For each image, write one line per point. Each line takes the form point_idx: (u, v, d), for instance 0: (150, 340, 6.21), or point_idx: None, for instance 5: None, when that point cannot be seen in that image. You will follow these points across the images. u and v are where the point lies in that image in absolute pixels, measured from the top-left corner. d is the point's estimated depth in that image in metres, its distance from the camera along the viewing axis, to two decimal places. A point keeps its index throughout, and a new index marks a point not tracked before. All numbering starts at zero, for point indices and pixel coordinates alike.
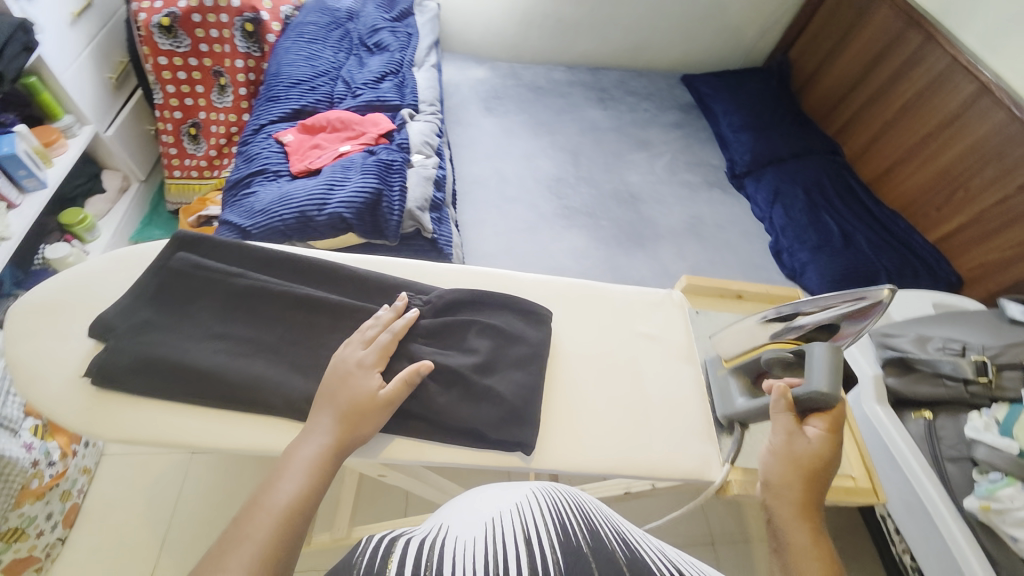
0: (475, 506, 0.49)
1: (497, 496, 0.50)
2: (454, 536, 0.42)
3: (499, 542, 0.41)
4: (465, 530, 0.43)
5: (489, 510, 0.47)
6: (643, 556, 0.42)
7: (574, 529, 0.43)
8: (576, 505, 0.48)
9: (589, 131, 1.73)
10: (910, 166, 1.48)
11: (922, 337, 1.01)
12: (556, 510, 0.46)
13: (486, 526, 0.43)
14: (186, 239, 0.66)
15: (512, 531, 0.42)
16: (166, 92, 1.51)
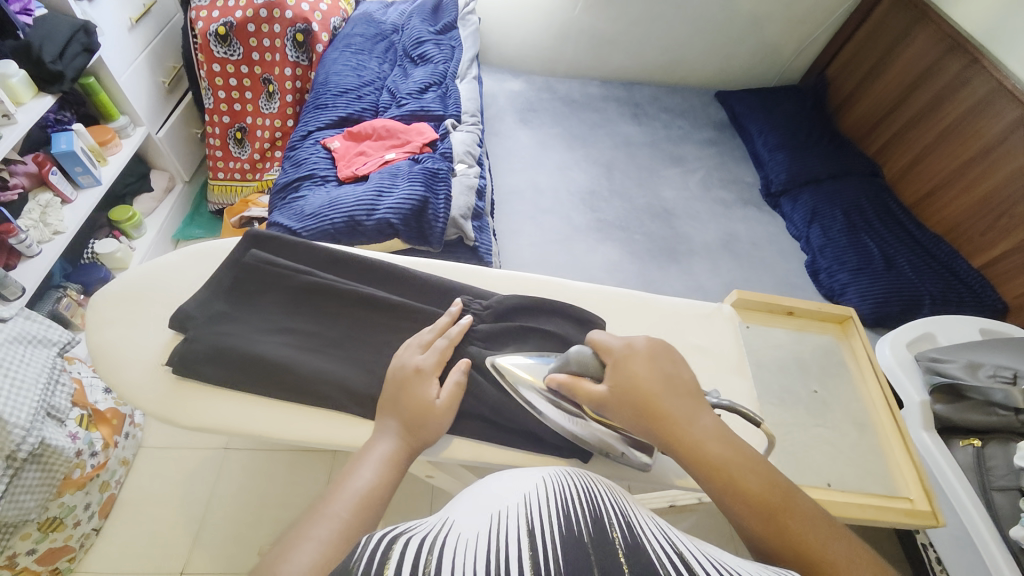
0: (477, 498, 0.45)
1: (500, 485, 0.47)
2: (457, 527, 0.38)
3: (499, 527, 0.37)
4: (467, 523, 0.39)
5: (491, 501, 0.43)
6: (642, 544, 0.39)
7: (577, 521, 0.40)
8: (579, 496, 0.45)
9: (623, 145, 1.74)
10: (952, 192, 1.46)
11: (973, 363, 0.98)
12: (562, 501, 0.43)
13: (488, 516, 0.39)
14: (262, 237, 0.71)
15: (514, 518, 0.39)
16: (216, 97, 1.57)
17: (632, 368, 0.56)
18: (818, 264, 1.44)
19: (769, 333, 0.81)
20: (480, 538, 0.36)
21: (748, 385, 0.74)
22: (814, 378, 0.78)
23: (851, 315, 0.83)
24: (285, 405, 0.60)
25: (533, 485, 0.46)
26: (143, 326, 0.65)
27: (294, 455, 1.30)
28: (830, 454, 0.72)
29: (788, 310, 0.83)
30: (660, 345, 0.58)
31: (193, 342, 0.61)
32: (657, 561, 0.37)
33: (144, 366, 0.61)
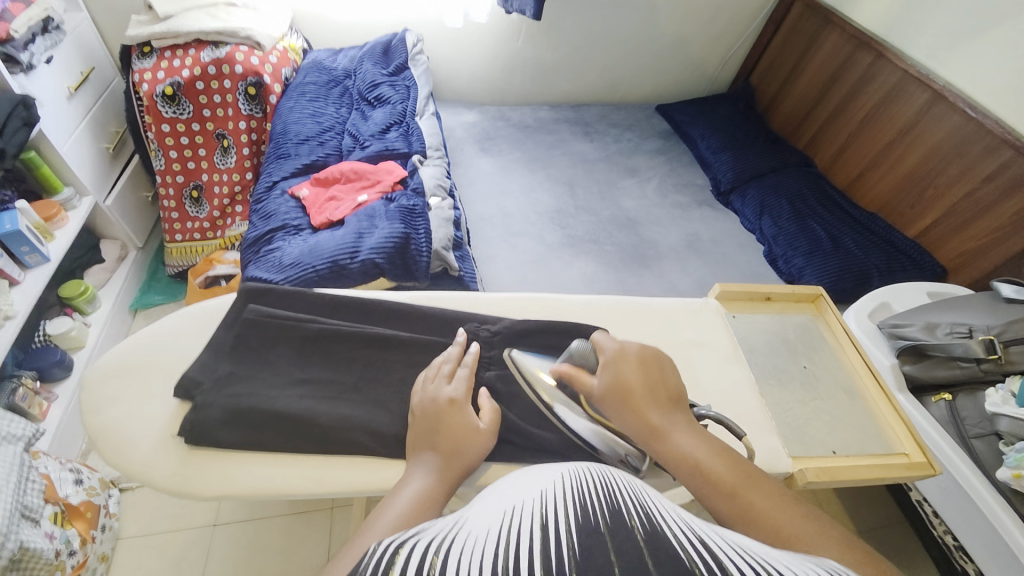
0: (488, 502, 0.39)
1: (510, 491, 0.40)
2: (464, 533, 0.32)
3: (510, 531, 0.30)
4: (477, 532, 0.33)
5: (501, 505, 0.37)
6: (667, 531, 0.32)
7: (594, 513, 0.33)
8: (594, 488, 0.37)
9: (580, 162, 1.82)
10: (880, 171, 1.61)
11: (930, 324, 1.08)
12: (577, 495, 0.36)
13: (499, 519, 0.33)
14: (256, 292, 0.72)
15: (525, 520, 0.32)
16: (168, 157, 1.52)
17: (619, 365, 0.59)
18: (775, 252, 1.54)
19: (753, 319, 0.87)
20: (482, 549, 0.29)
21: (746, 371, 0.78)
22: (802, 355, 0.84)
23: (819, 292, 0.90)
24: (311, 456, 0.61)
25: (545, 485, 0.39)
26: (147, 399, 0.63)
27: (290, 518, 1.22)
28: (831, 424, 0.76)
29: (766, 296, 0.90)
30: (650, 352, 0.61)
31: (204, 409, 0.60)
32: (683, 550, 0.29)
33: (153, 440, 0.60)
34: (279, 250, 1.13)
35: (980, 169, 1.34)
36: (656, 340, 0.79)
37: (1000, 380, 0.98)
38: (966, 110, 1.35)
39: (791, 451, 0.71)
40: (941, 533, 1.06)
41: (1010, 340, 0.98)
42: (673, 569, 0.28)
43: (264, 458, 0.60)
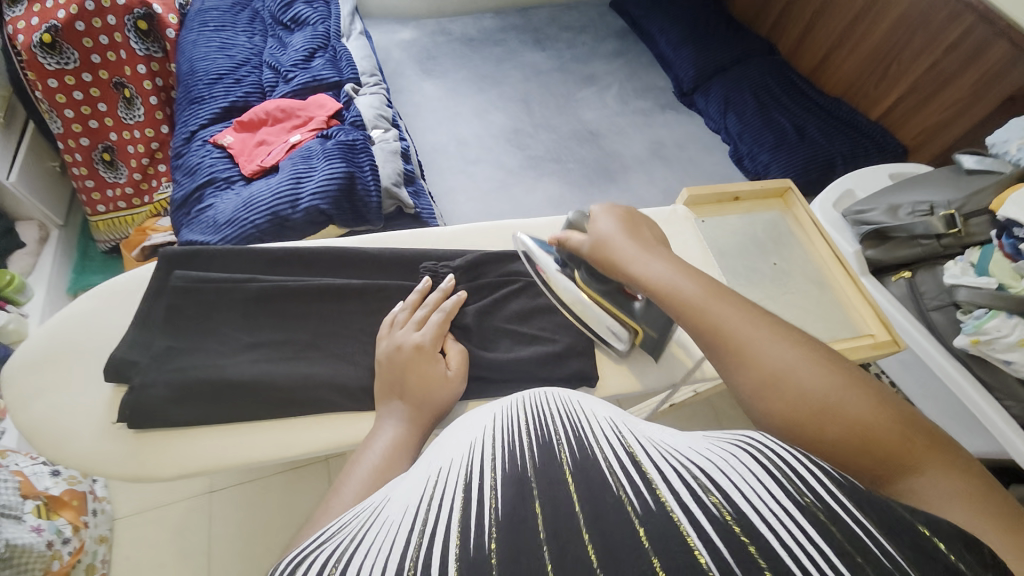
0: (422, 463, 0.36)
1: (446, 444, 0.37)
2: (382, 519, 0.28)
3: (430, 502, 0.28)
4: (402, 499, 0.30)
5: (430, 466, 0.33)
6: (596, 456, 0.29)
7: (521, 455, 0.30)
8: (524, 422, 0.34)
9: (533, 75, 1.68)
10: (845, 50, 1.54)
11: (892, 206, 1.07)
12: (505, 438, 0.32)
13: (422, 488, 0.30)
14: (179, 257, 0.64)
15: (448, 484, 0.29)
16: (64, 118, 1.29)
17: (605, 219, 0.58)
18: (740, 151, 1.50)
19: (723, 221, 0.85)
20: (394, 537, 0.26)
21: (717, 274, 0.77)
22: (772, 253, 0.82)
23: (788, 184, 0.88)
24: (276, 420, 0.58)
25: (478, 430, 0.35)
26: (80, 386, 0.59)
27: (288, 474, 1.22)
28: (801, 316, 0.76)
29: (735, 196, 0.87)
30: (634, 213, 0.60)
31: (144, 388, 0.56)
32: (610, 475, 0.27)
33: (97, 429, 0.56)
34: (212, 208, 1.03)
35: (945, 38, 1.28)
36: None
37: (959, 253, 1.01)
38: None
39: None
40: None
41: (970, 212, 0.99)
42: (597, 500, 0.25)
43: (227, 429, 0.57)
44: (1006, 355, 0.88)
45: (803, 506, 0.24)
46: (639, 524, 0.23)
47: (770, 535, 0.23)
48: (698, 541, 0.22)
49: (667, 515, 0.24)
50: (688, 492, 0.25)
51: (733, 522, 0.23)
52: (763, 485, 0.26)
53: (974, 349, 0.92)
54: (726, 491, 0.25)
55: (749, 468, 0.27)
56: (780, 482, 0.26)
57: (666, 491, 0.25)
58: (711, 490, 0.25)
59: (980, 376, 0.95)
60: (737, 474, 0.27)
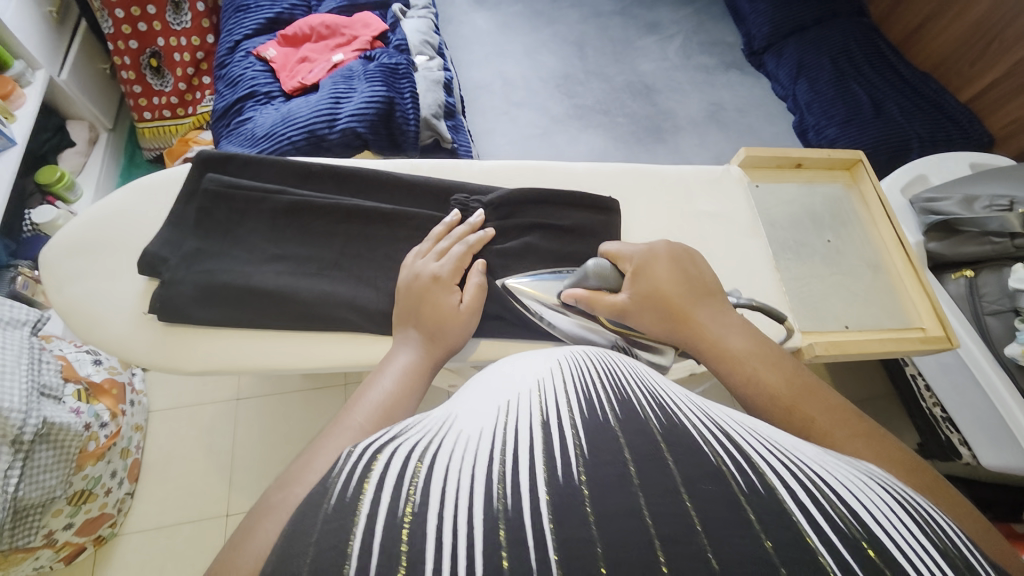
0: (480, 392, 0.36)
1: (507, 376, 0.37)
2: (455, 430, 0.28)
3: (506, 424, 0.27)
4: (470, 418, 0.29)
5: (495, 393, 0.33)
6: (686, 425, 0.27)
7: (601, 406, 0.29)
8: (598, 375, 0.33)
9: (592, 16, 1.56)
10: (944, 20, 1.36)
11: (969, 197, 0.98)
12: (579, 385, 0.31)
13: (493, 408, 0.30)
14: (213, 159, 0.64)
15: (523, 412, 0.28)
16: (115, 18, 1.28)
17: (650, 270, 0.51)
18: (806, 122, 1.38)
19: (778, 189, 0.79)
20: (474, 451, 0.25)
21: (764, 245, 0.72)
22: (827, 229, 0.77)
23: (861, 157, 0.79)
24: (294, 333, 0.59)
25: (543, 369, 0.35)
26: (112, 275, 0.60)
27: (307, 392, 1.28)
28: (847, 299, 0.72)
29: (796, 162, 0.80)
30: (682, 249, 0.53)
31: (173, 285, 0.57)
32: (706, 445, 0.25)
33: (125, 316, 0.59)
34: (251, 122, 1.01)
35: None
36: (667, 210, 0.72)
37: None
38: None
39: (799, 327, 0.68)
40: (930, 405, 1.08)
41: None
42: (699, 469, 0.24)
43: (249, 336, 0.59)
44: None
45: (937, 544, 0.23)
46: (748, 504, 0.22)
47: (899, 554, 0.21)
48: (817, 540, 0.21)
49: (777, 503, 0.22)
50: (802, 489, 0.24)
51: (858, 534, 0.22)
52: (888, 508, 0.24)
53: None
54: (844, 500, 0.24)
55: (870, 489, 0.26)
56: (904, 510, 0.24)
57: (775, 480, 0.24)
58: (827, 495, 0.24)
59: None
60: (853, 488, 0.25)
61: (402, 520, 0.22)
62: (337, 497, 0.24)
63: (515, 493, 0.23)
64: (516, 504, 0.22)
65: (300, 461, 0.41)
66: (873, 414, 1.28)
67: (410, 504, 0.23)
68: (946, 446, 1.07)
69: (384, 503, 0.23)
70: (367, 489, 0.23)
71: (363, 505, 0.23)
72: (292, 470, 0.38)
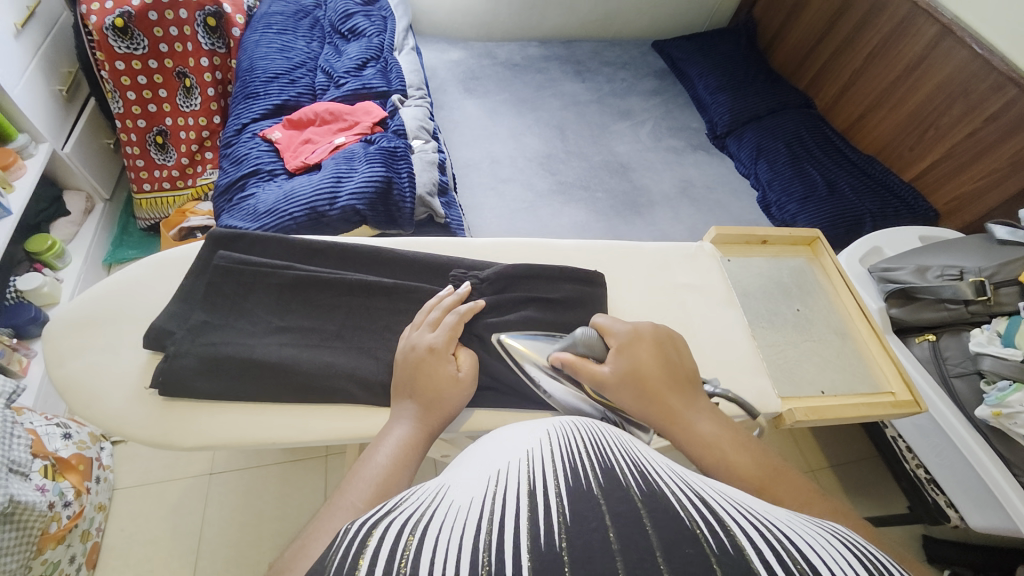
0: (473, 463, 0.38)
1: (497, 447, 0.39)
2: (446, 503, 0.30)
3: (494, 496, 0.29)
4: (463, 491, 0.31)
5: (486, 465, 0.35)
6: (664, 491, 0.30)
7: (585, 473, 0.31)
8: (583, 444, 0.36)
9: (572, 104, 1.73)
10: (883, 111, 1.55)
11: (921, 268, 1.07)
12: (565, 455, 0.34)
13: (484, 481, 0.32)
14: (224, 237, 0.68)
15: (511, 482, 0.31)
16: (126, 99, 1.36)
17: (635, 350, 0.54)
18: (769, 198, 1.51)
19: (749, 262, 0.86)
20: (464, 521, 0.27)
21: (739, 314, 0.77)
22: (795, 299, 0.83)
23: (819, 234, 0.88)
24: (292, 405, 0.60)
25: (533, 440, 0.37)
26: (116, 349, 0.62)
27: (286, 466, 1.23)
28: (822, 365, 0.76)
29: (762, 239, 0.88)
30: (663, 331, 0.57)
31: (176, 358, 0.58)
32: (682, 510, 0.28)
33: (124, 391, 0.59)
34: (254, 197, 1.07)
35: (985, 108, 1.27)
36: (650, 284, 0.78)
37: (986, 321, 0.99)
38: (973, 46, 1.27)
39: (780, 392, 0.71)
40: (913, 467, 1.10)
41: (1001, 281, 0.97)
42: (674, 533, 0.26)
43: (246, 408, 0.59)
44: None
45: None
46: (718, 563, 0.24)
47: None
48: None
49: (746, 563, 0.24)
50: (769, 548, 0.26)
51: None
52: (849, 567, 0.26)
53: (995, 422, 0.90)
54: (806, 557, 0.26)
55: (831, 547, 0.28)
56: (864, 567, 0.27)
57: (744, 541, 0.26)
58: (793, 554, 0.26)
59: (999, 450, 0.91)
60: (817, 548, 0.27)
61: None
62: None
63: (499, 559, 0.24)
64: (500, 568, 0.24)
65: (295, 547, 0.40)
66: (862, 478, 1.29)
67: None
68: (933, 509, 1.08)
69: (376, 573, 0.24)
70: (362, 563, 0.24)
71: None
72: (283, 559, 0.39)
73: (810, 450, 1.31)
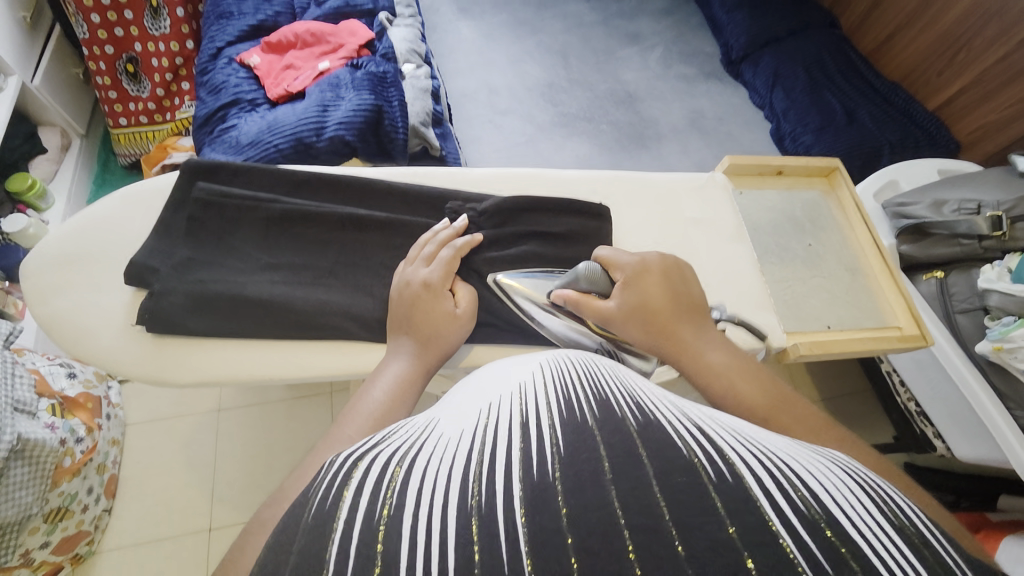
0: (465, 396, 0.37)
1: (491, 380, 0.38)
2: (436, 434, 0.29)
3: (485, 427, 0.28)
4: (452, 423, 0.30)
5: (478, 397, 0.34)
6: (662, 420, 0.28)
7: (580, 405, 0.30)
8: (579, 376, 0.34)
9: (576, 26, 1.59)
10: (911, 33, 1.43)
11: (938, 202, 1.02)
12: (559, 387, 0.32)
13: (475, 413, 0.31)
14: (203, 167, 0.63)
15: (504, 414, 0.29)
16: (90, 23, 1.24)
17: (641, 283, 0.52)
18: (783, 130, 1.42)
19: (762, 195, 0.81)
20: (453, 454, 0.26)
21: (749, 248, 0.75)
22: (807, 233, 0.79)
23: (838, 163, 0.83)
24: (288, 342, 0.58)
25: (526, 373, 0.36)
26: (101, 287, 0.59)
27: (291, 403, 1.25)
28: (830, 300, 0.74)
29: (777, 169, 0.83)
30: (671, 263, 0.55)
31: (163, 296, 0.56)
32: (681, 439, 0.27)
33: (114, 328, 0.57)
34: (236, 129, 1.00)
35: (1016, 34, 1.17)
36: (657, 218, 0.74)
37: (998, 257, 0.96)
38: None
39: (785, 327, 0.70)
40: (904, 400, 1.12)
41: (1018, 216, 0.94)
42: (672, 462, 0.24)
43: (242, 346, 0.58)
44: None
45: (894, 523, 0.24)
46: (715, 492, 0.23)
47: (858, 536, 0.22)
48: (779, 524, 0.22)
49: (746, 492, 0.23)
50: (769, 478, 0.25)
51: (818, 517, 0.23)
52: (851, 494, 0.25)
53: (994, 356, 0.89)
54: (806, 484, 0.25)
55: (833, 475, 0.27)
56: (866, 494, 0.26)
57: (744, 470, 0.25)
58: (794, 482, 0.25)
59: (996, 384, 0.92)
60: (818, 476, 0.26)
61: (379, 522, 0.22)
62: (316, 508, 0.24)
63: (489, 491, 0.23)
64: (489, 501, 0.23)
65: (293, 480, 0.40)
66: (853, 410, 1.32)
67: (386, 508, 0.23)
68: (921, 439, 1.11)
69: (362, 505, 0.23)
70: (346, 496, 0.24)
71: (341, 511, 0.23)
72: (283, 488, 0.39)
73: (804, 385, 1.33)
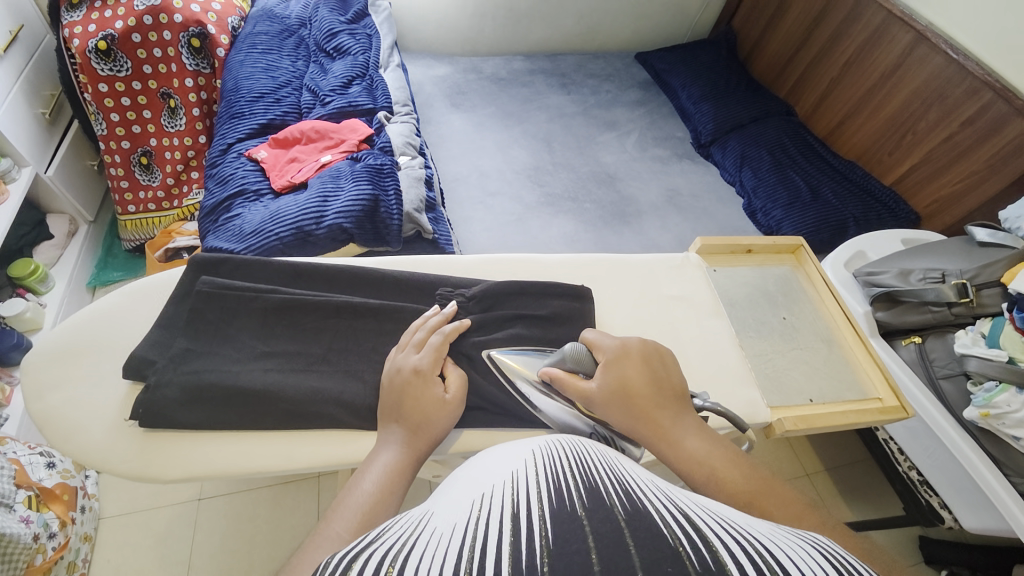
0: (459, 487, 0.37)
1: (483, 470, 0.39)
2: (428, 529, 0.30)
3: (477, 519, 0.29)
4: (445, 516, 0.31)
5: (470, 488, 0.35)
6: (648, 508, 0.30)
7: (570, 493, 0.31)
8: (568, 463, 0.36)
9: (557, 117, 1.75)
10: (861, 117, 1.58)
11: (904, 271, 1.08)
12: (550, 475, 0.34)
13: (468, 505, 0.31)
14: (208, 262, 0.67)
15: (495, 505, 0.30)
16: (110, 121, 1.35)
17: (623, 366, 0.54)
18: (754, 205, 1.52)
19: (735, 272, 0.87)
20: (444, 549, 0.27)
21: (727, 324, 0.78)
22: (781, 306, 0.83)
23: (800, 242, 0.90)
24: (279, 431, 0.59)
25: (517, 461, 0.37)
26: (98, 379, 0.61)
27: (277, 489, 1.21)
28: (811, 373, 0.76)
29: (747, 248, 0.89)
30: (649, 345, 0.57)
31: (157, 388, 0.57)
32: (666, 527, 0.28)
33: (106, 423, 0.58)
34: (239, 218, 1.06)
35: (961, 113, 1.30)
36: (637, 297, 0.78)
37: (970, 322, 1.00)
38: (949, 51, 1.30)
39: (768, 402, 0.71)
40: (906, 469, 1.10)
41: (983, 283, 0.99)
42: (655, 552, 0.25)
43: (233, 437, 0.58)
44: (1016, 430, 0.86)
45: None
46: None
47: None
48: None
49: None
50: (752, 563, 0.26)
51: None
52: None
53: (984, 423, 0.91)
54: (787, 570, 0.26)
55: (814, 560, 0.28)
56: None
57: (727, 558, 0.26)
58: (776, 569, 0.26)
59: (989, 451, 0.92)
60: (799, 561, 0.27)
61: None
62: None
63: None
64: None
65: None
66: (857, 480, 1.29)
67: None
68: (927, 510, 1.08)
69: None
70: None
71: None
72: None
73: (805, 455, 1.31)
